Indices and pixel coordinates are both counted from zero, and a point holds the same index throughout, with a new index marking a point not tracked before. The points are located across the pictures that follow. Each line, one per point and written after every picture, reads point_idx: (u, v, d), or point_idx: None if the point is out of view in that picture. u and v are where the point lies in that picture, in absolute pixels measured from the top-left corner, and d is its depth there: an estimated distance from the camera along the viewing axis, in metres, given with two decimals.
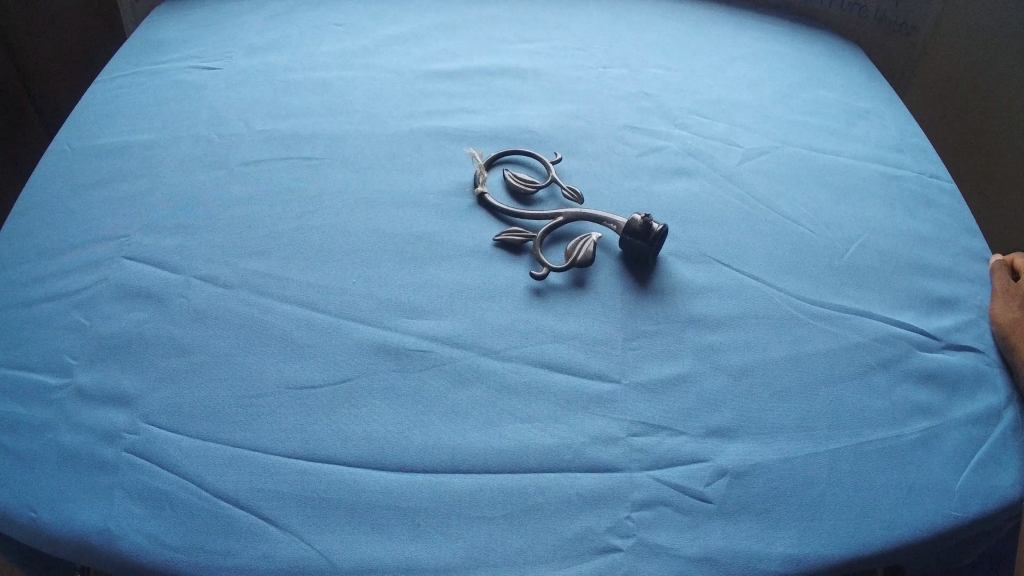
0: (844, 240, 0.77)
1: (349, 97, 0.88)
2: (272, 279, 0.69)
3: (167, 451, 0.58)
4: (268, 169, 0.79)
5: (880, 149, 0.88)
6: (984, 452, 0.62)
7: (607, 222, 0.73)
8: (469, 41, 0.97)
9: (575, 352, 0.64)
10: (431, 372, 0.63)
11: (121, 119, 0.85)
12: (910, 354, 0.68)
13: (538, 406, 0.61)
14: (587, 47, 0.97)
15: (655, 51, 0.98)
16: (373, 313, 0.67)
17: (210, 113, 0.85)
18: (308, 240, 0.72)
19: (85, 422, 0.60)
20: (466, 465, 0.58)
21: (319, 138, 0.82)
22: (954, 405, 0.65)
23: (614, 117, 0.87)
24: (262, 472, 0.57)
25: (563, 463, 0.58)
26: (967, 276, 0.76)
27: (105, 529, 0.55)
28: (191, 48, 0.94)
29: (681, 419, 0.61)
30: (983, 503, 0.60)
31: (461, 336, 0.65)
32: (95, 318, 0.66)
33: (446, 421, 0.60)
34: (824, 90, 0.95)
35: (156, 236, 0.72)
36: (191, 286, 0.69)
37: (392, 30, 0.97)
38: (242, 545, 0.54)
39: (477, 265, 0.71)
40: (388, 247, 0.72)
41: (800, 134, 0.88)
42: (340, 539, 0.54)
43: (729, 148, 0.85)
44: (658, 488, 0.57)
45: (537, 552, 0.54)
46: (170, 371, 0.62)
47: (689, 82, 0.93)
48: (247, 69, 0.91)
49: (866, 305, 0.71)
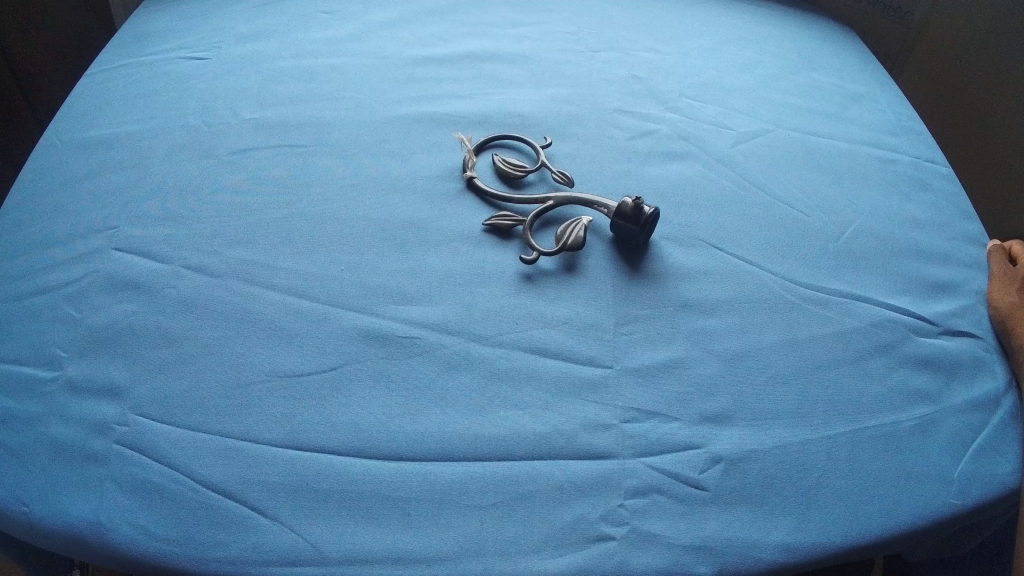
0: (837, 225, 0.72)
1: (332, 83, 0.81)
2: (260, 267, 0.64)
3: (153, 439, 0.54)
4: (255, 158, 0.73)
5: (875, 133, 0.82)
6: (984, 439, 0.59)
7: (598, 206, 0.68)
8: (458, 24, 0.90)
9: (567, 338, 0.60)
10: (413, 361, 0.58)
11: (108, 113, 0.79)
12: (909, 339, 0.64)
13: (528, 393, 0.57)
14: (576, 32, 0.90)
15: (645, 32, 0.91)
16: (359, 300, 0.62)
17: (199, 103, 0.79)
18: (297, 228, 0.67)
19: (75, 415, 0.56)
20: (459, 454, 0.54)
21: (307, 126, 0.76)
22: (952, 392, 0.61)
23: (604, 100, 0.81)
24: (251, 459, 0.53)
25: (555, 451, 0.54)
26: (965, 261, 0.72)
27: (94, 522, 0.52)
28: (180, 36, 0.88)
29: (675, 404, 0.57)
30: (983, 491, 0.57)
31: (449, 323, 0.61)
32: (84, 309, 0.62)
33: (432, 408, 0.56)
34: (820, 73, 0.90)
35: (145, 226, 0.67)
36: (181, 275, 0.64)
37: (381, 15, 0.90)
38: (230, 536, 0.51)
39: (467, 251, 0.66)
40: (373, 235, 0.67)
41: (794, 117, 0.82)
42: (328, 529, 0.51)
43: (722, 130, 0.80)
44: (651, 475, 0.54)
45: (521, 544, 0.51)
46: (158, 362, 0.58)
47: (676, 64, 0.87)
48: (234, 60, 0.84)
49: (863, 289, 0.67)
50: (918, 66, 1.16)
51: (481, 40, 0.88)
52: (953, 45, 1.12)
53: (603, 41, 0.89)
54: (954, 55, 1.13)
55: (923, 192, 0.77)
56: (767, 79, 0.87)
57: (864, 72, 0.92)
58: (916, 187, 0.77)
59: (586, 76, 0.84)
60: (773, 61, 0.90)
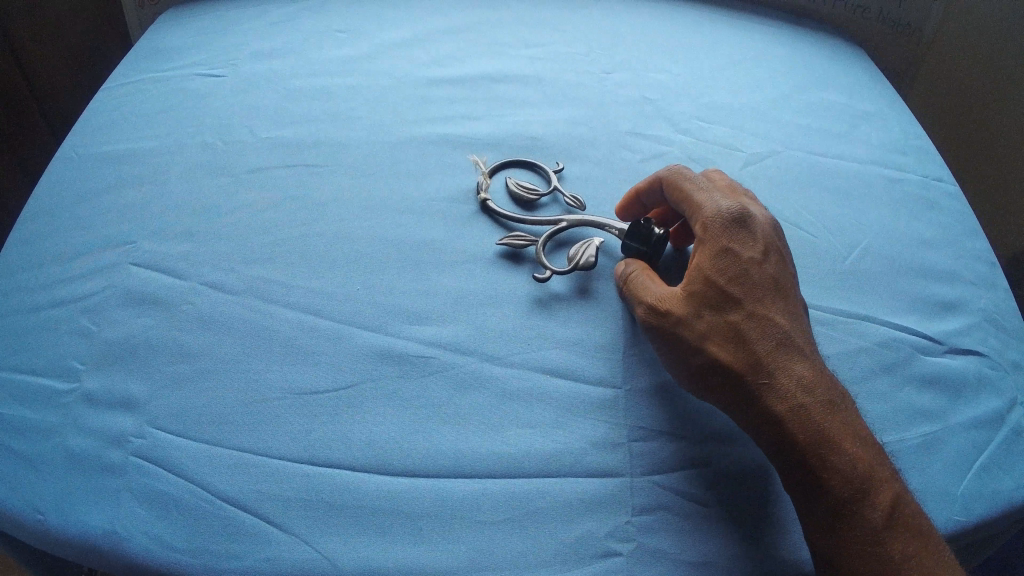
0: (843, 247, 0.72)
1: (349, 104, 0.80)
2: (276, 285, 0.63)
3: (171, 452, 0.54)
4: (271, 176, 0.73)
5: (884, 151, 0.84)
6: (985, 456, 0.60)
7: (608, 229, 0.67)
8: (469, 42, 0.89)
9: (577, 359, 0.60)
10: (431, 380, 0.58)
11: (125, 128, 0.78)
12: (911, 360, 0.64)
13: (537, 412, 0.57)
14: (587, 51, 0.89)
15: (655, 49, 0.91)
16: (380, 320, 0.61)
17: (214, 120, 0.78)
18: (311, 246, 0.67)
19: (92, 426, 0.56)
20: (470, 471, 0.54)
21: (324, 147, 0.76)
22: (956, 409, 0.62)
23: (615, 124, 0.81)
24: (270, 476, 0.53)
25: (564, 468, 0.54)
26: (971, 278, 0.73)
27: (111, 532, 0.52)
28: (197, 53, 0.86)
29: (630, 459, 0.55)
30: (989, 506, 0.58)
31: (464, 342, 0.60)
32: (102, 324, 0.62)
33: (451, 428, 0.56)
34: (826, 90, 0.90)
35: (167, 243, 0.67)
36: (198, 292, 0.63)
37: (395, 35, 0.89)
38: (244, 547, 0.51)
39: (482, 274, 0.65)
40: (394, 255, 0.66)
41: (803, 137, 0.83)
42: (344, 539, 0.51)
43: (732, 153, 0.80)
44: (657, 493, 0.54)
45: (541, 556, 0.51)
46: (174, 376, 0.58)
47: (694, 86, 0.87)
48: (251, 79, 0.83)
49: (869, 309, 0.67)
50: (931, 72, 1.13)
51: (488, 59, 0.87)
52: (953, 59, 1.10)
53: (614, 62, 0.89)
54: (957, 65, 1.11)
55: (932, 211, 0.78)
56: (779, 98, 0.87)
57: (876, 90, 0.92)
58: (925, 208, 0.79)
59: (598, 97, 0.84)
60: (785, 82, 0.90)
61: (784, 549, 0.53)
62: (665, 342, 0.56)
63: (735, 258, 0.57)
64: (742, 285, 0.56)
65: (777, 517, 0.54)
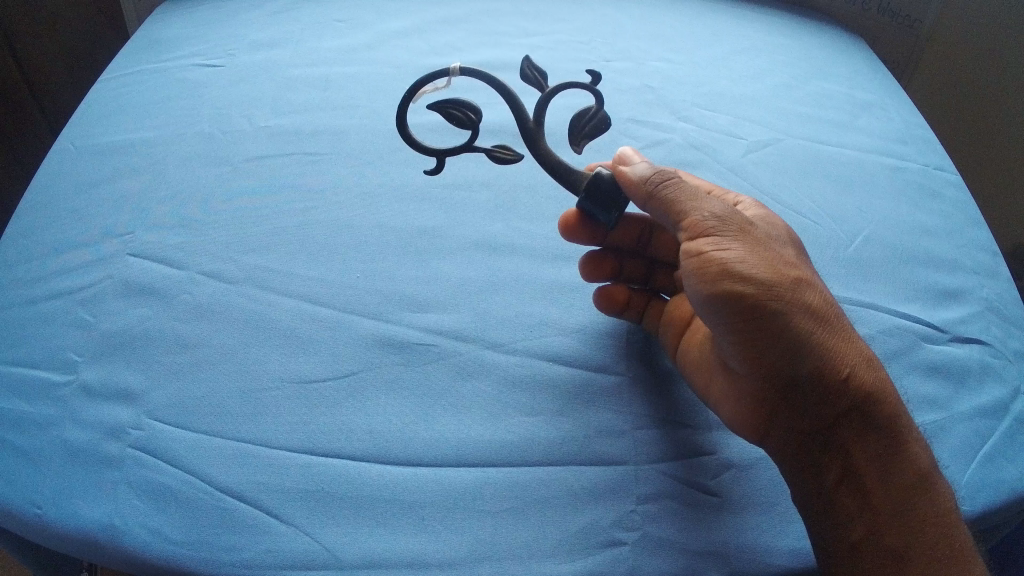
0: (847, 232, 0.81)
1: (348, 92, 0.91)
2: (269, 272, 0.70)
3: (172, 446, 0.57)
4: (265, 166, 0.82)
5: (880, 141, 0.94)
6: (991, 447, 0.63)
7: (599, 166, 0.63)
8: (471, 34, 1.02)
9: (574, 344, 0.65)
10: (439, 366, 0.63)
11: (124, 121, 0.88)
12: (916, 346, 0.70)
13: (539, 396, 0.61)
14: (589, 41, 1.02)
15: (654, 43, 1.04)
16: (377, 307, 0.67)
17: (211, 110, 0.89)
18: (312, 232, 0.74)
19: (89, 419, 0.59)
20: (482, 458, 0.57)
21: (325, 133, 0.85)
22: (960, 398, 0.67)
23: (616, 110, 0.91)
24: (260, 467, 0.56)
25: (566, 456, 0.58)
26: (971, 268, 0.80)
27: (108, 525, 0.54)
28: (194, 48, 0.99)
29: (631, 449, 0.58)
30: (1001, 495, 0.60)
31: (465, 330, 0.65)
32: (100, 314, 0.67)
33: (446, 413, 0.60)
34: (830, 83, 1.03)
35: (157, 233, 0.74)
36: (195, 280, 0.69)
37: (395, 24, 1.02)
38: (243, 539, 0.53)
39: (478, 259, 0.72)
40: (390, 240, 0.74)
41: (803, 127, 0.93)
42: (345, 532, 0.53)
43: (733, 140, 0.90)
44: (660, 480, 0.57)
45: (547, 545, 0.53)
46: (176, 367, 0.62)
47: (690, 75, 0.99)
48: (250, 65, 0.95)
49: (871, 297, 0.73)
50: (932, 57, 1.27)
51: (493, 49, 0.99)
52: (959, 54, 1.25)
53: (615, 52, 1.01)
54: (960, 61, 1.25)
55: (932, 201, 0.87)
56: (779, 88, 0.99)
57: (876, 81, 1.05)
58: (925, 196, 0.88)
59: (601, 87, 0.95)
60: (782, 70, 1.03)
61: (786, 541, 0.54)
62: (753, 244, 0.54)
63: (785, 231, 0.63)
64: (799, 251, 0.61)
65: (773, 501, 0.56)
